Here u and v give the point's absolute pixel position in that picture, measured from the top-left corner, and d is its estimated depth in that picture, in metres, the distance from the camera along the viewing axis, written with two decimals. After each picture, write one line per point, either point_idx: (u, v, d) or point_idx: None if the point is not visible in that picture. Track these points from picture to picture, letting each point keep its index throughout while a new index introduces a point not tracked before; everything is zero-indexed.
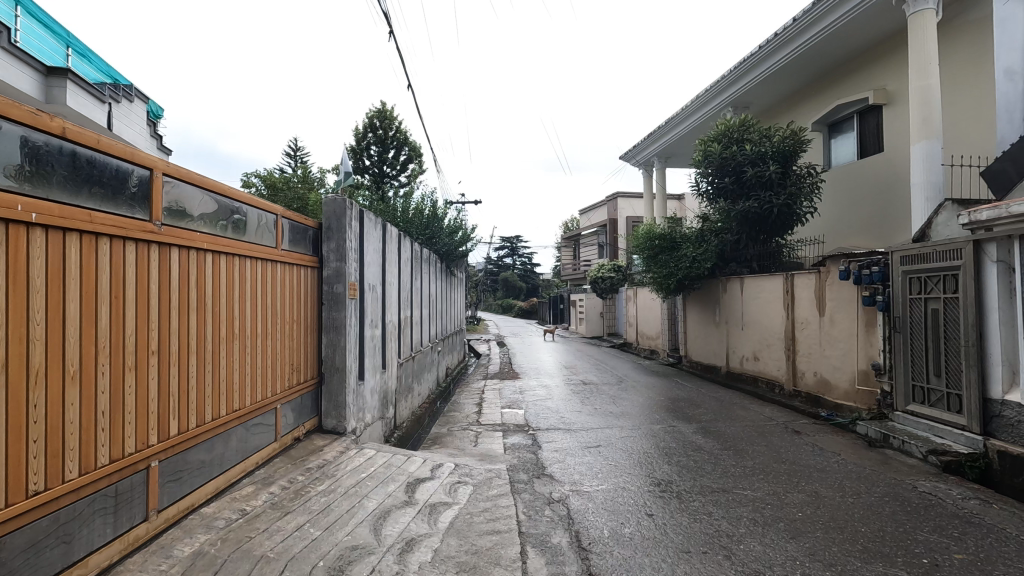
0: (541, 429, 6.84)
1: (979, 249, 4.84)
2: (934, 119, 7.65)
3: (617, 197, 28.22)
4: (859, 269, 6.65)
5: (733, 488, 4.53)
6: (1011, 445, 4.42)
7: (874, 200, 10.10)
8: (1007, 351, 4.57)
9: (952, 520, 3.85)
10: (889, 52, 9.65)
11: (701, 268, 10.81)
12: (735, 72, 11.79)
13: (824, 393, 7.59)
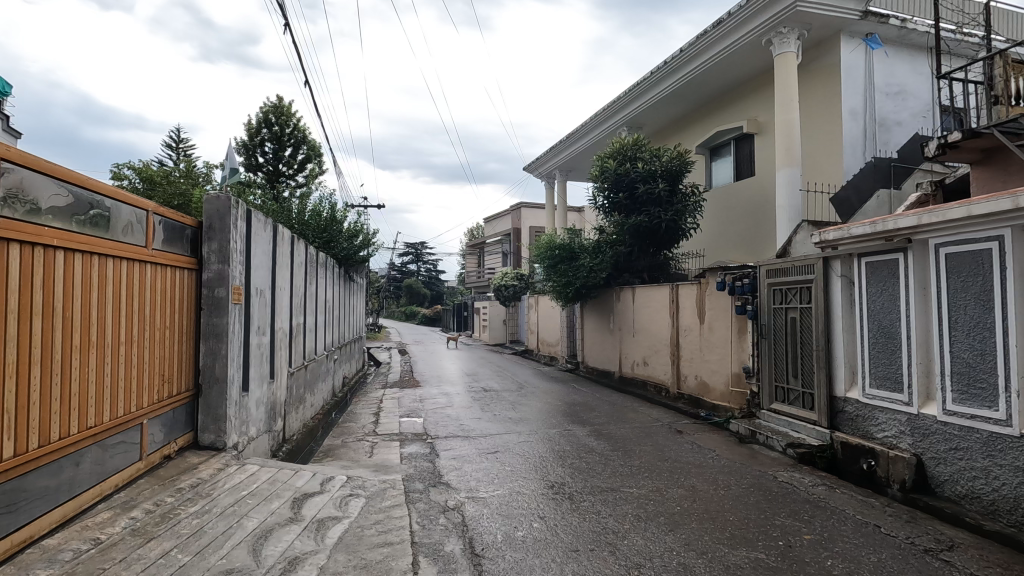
0: (440, 437, 6.79)
1: (828, 265, 5.50)
2: (795, 149, 8.63)
3: (522, 207, 28.83)
4: (733, 281, 7.31)
5: (621, 487, 4.77)
6: (853, 437, 5.06)
7: (746, 219, 11.18)
8: (847, 354, 5.24)
9: (804, 505, 4.33)
10: (759, 87, 10.76)
11: (598, 277, 11.32)
12: (629, 95, 12.56)
13: (703, 395, 8.24)
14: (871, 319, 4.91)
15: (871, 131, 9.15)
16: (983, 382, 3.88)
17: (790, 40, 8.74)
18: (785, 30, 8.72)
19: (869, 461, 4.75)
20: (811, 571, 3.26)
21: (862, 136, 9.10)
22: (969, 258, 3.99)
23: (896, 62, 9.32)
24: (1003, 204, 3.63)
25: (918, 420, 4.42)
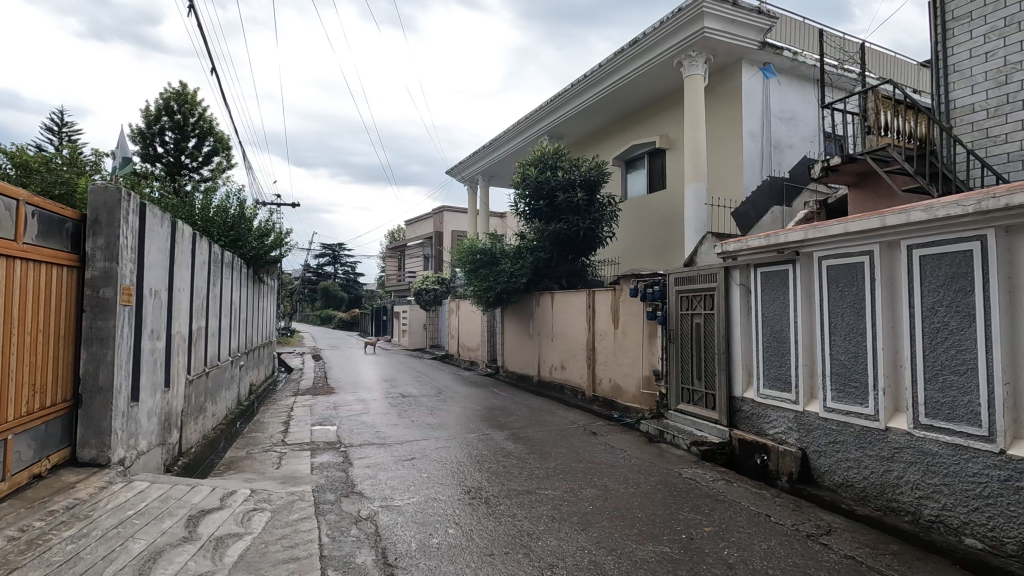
0: (354, 445, 6.56)
1: (728, 274, 5.92)
2: (701, 166, 9.22)
3: (444, 210, 28.63)
4: (645, 288, 7.67)
5: (537, 489, 4.84)
6: (749, 434, 5.46)
7: (658, 229, 11.77)
8: (744, 357, 5.66)
9: (705, 499, 4.62)
10: (671, 105, 11.39)
11: (518, 282, 11.46)
12: (551, 105, 12.86)
13: (616, 397, 8.57)
14: (765, 324, 5.33)
15: (767, 152, 9.96)
16: (856, 381, 4.32)
17: (698, 63, 9.33)
18: (694, 53, 9.30)
19: (763, 456, 5.14)
20: (711, 561, 3.48)
21: (760, 156, 9.88)
22: (845, 269, 4.44)
23: (788, 91, 10.23)
24: (873, 222, 4.07)
25: (804, 417, 4.84)
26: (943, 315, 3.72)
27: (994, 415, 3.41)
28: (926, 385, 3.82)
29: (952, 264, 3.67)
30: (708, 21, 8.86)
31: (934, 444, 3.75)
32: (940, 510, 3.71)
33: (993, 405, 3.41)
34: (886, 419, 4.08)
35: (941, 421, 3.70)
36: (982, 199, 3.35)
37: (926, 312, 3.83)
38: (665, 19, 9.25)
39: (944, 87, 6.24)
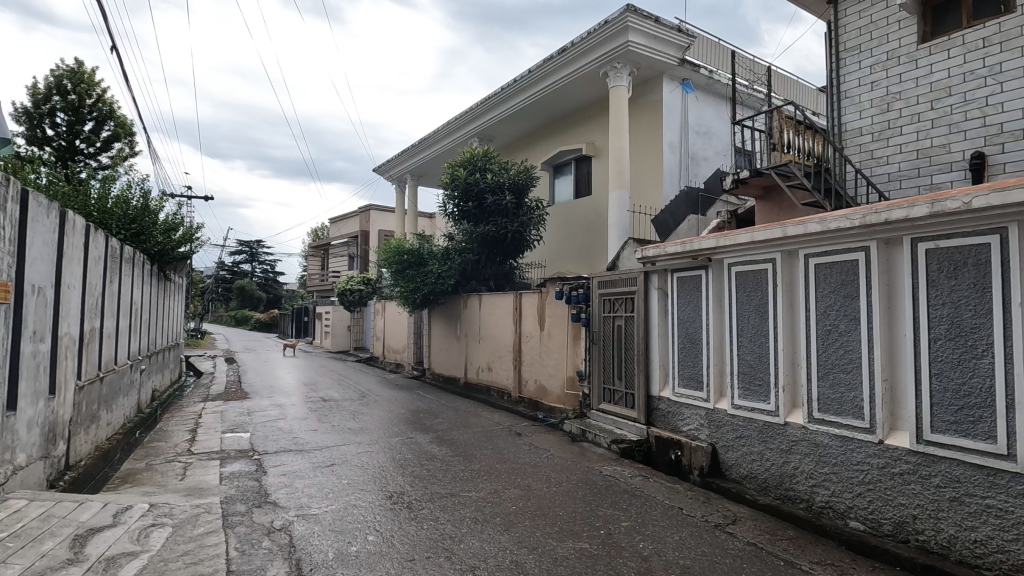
0: (269, 452, 6.24)
1: (647, 279, 6.17)
2: (624, 174, 9.57)
3: (371, 209, 27.88)
4: (570, 291, 7.85)
5: (460, 492, 4.81)
6: (665, 431, 5.72)
7: (583, 233, 12.10)
8: (661, 358, 5.93)
9: (623, 495, 4.79)
10: (597, 114, 11.76)
11: (446, 284, 11.37)
12: (480, 107, 12.90)
13: (541, 397, 8.71)
14: (680, 327, 5.61)
15: (685, 164, 10.50)
16: (761, 379, 4.64)
17: (623, 75, 9.70)
18: (619, 66, 9.66)
19: (677, 452, 5.41)
20: (627, 555, 3.61)
21: (678, 168, 10.41)
22: (751, 275, 4.76)
23: (704, 107, 10.84)
24: (776, 232, 4.39)
25: (714, 414, 5.13)
26: (834, 318, 4.07)
27: (875, 409, 3.77)
28: (818, 383, 4.17)
29: (841, 273, 4.03)
30: (632, 36, 9.23)
31: (825, 436, 4.09)
32: (830, 496, 4.05)
33: (874, 400, 3.78)
34: (785, 414, 4.42)
35: (831, 415, 4.05)
36: (866, 214, 3.71)
37: (819, 316, 4.18)
38: (591, 31, 9.53)
39: (837, 110, 6.85)
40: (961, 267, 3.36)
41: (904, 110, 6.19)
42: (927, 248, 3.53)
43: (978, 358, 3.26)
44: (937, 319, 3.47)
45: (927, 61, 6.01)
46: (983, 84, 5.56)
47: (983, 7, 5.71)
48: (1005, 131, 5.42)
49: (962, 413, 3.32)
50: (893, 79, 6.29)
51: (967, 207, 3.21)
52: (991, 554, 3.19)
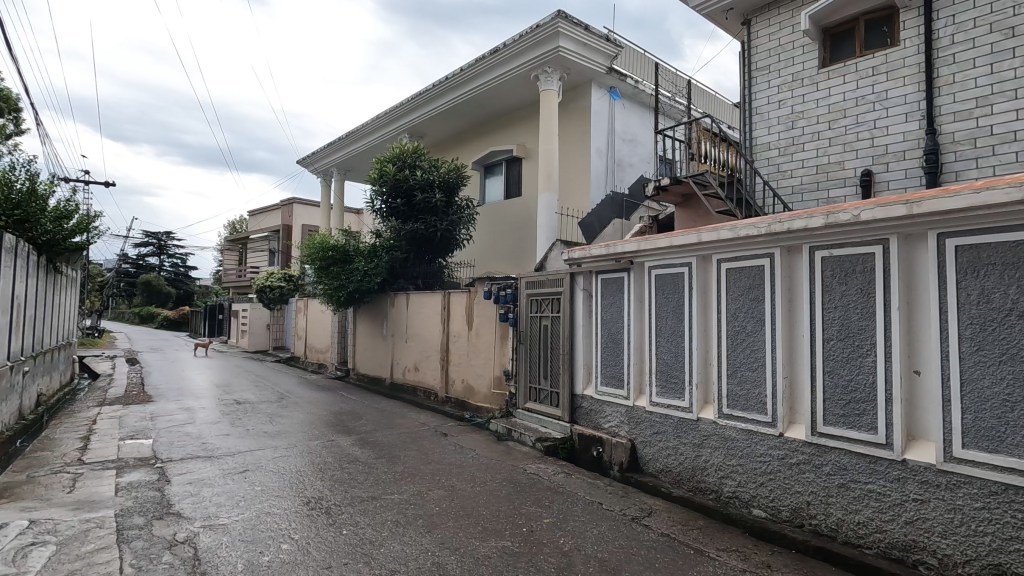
0: (173, 459, 5.82)
1: (573, 280, 6.31)
2: (553, 176, 9.74)
3: (293, 202, 26.69)
4: (498, 291, 7.90)
5: (382, 495, 4.70)
6: (588, 429, 5.87)
7: (512, 234, 12.21)
8: (585, 357, 6.07)
9: (546, 492, 4.87)
10: (528, 116, 11.89)
11: (372, 282, 11.06)
12: (411, 103, 12.68)
13: (468, 397, 8.69)
14: (604, 327, 5.77)
15: (611, 169, 10.86)
16: (676, 377, 4.87)
17: (553, 79, 9.86)
18: (550, 70, 9.81)
19: (599, 448, 5.57)
20: (548, 551, 3.67)
21: (604, 172, 10.74)
22: (669, 278, 4.99)
23: (629, 115, 11.25)
24: (692, 238, 4.63)
25: (633, 411, 5.33)
26: (742, 320, 4.34)
27: (777, 404, 4.06)
28: (728, 381, 4.43)
29: (749, 277, 4.30)
30: (563, 41, 9.39)
31: (732, 430, 4.36)
32: (736, 486, 4.32)
33: (776, 397, 4.06)
34: (698, 411, 4.66)
35: (739, 410, 4.32)
36: (772, 223, 3.99)
37: (729, 317, 4.45)
38: (523, 33, 9.61)
39: (748, 125, 7.33)
40: (851, 274, 3.68)
41: (807, 127, 6.70)
42: (823, 256, 3.84)
43: (863, 357, 3.59)
44: (830, 321, 3.78)
45: (826, 85, 6.55)
46: (873, 109, 6.15)
47: (873, 38, 6.31)
48: (889, 152, 6.02)
49: (850, 406, 3.64)
50: (797, 99, 6.80)
51: (857, 219, 3.54)
52: (872, 534, 3.52)
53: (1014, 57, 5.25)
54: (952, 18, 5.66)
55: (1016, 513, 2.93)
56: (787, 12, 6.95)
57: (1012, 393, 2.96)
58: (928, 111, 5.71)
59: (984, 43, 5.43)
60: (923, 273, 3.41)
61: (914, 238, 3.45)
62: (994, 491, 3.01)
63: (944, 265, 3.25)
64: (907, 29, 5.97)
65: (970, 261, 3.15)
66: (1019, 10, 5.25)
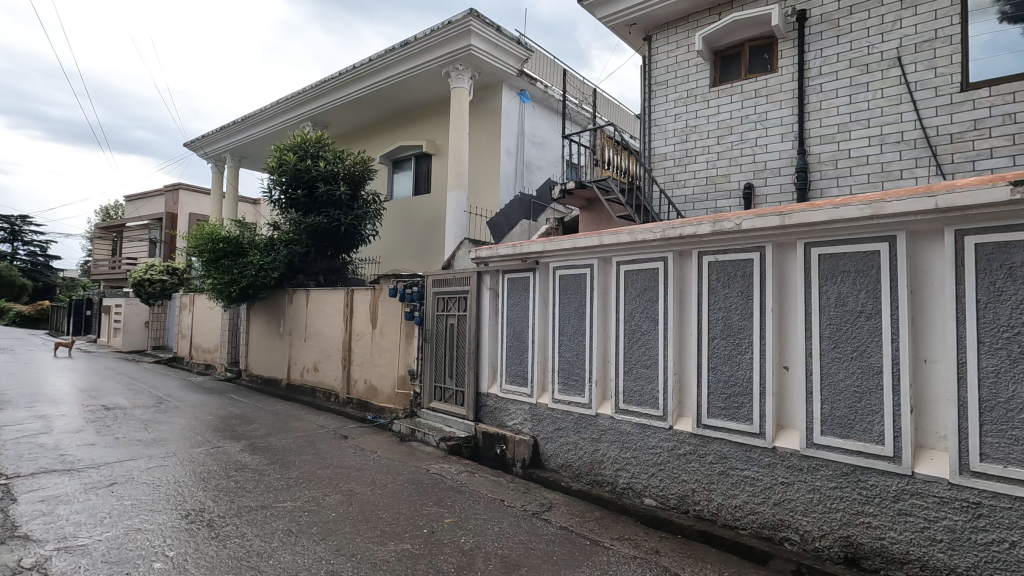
0: (22, 474, 5.09)
1: (480, 279, 6.32)
2: (463, 174, 9.71)
3: (179, 188, 24.41)
4: (404, 288, 7.73)
5: (273, 503, 4.42)
6: (491, 427, 5.91)
7: (421, 231, 12.02)
8: (490, 356, 6.10)
9: (448, 491, 4.85)
10: (438, 113, 11.76)
11: (268, 277, 10.39)
12: (315, 91, 12.06)
13: (370, 398, 8.43)
14: (509, 325, 5.84)
15: (520, 171, 11.03)
16: (577, 375, 5.03)
17: (464, 77, 9.82)
18: (461, 68, 9.75)
19: (502, 446, 5.63)
20: (448, 551, 3.64)
21: (513, 173, 10.89)
22: (573, 279, 5.14)
23: (538, 118, 11.49)
24: (593, 240, 4.81)
25: (536, 408, 5.44)
26: (637, 320, 4.58)
27: (667, 399, 4.32)
28: (624, 377, 4.65)
29: (645, 279, 4.54)
30: (475, 40, 9.38)
31: (627, 424, 4.58)
32: (630, 478, 4.54)
33: (667, 392, 4.32)
34: (596, 406, 4.84)
35: (633, 405, 4.54)
36: (666, 228, 4.24)
37: (626, 317, 4.67)
38: (435, 29, 9.48)
39: (647, 135, 7.74)
40: (734, 277, 3.99)
41: (698, 141, 7.21)
42: (709, 260, 4.14)
43: (742, 354, 3.92)
44: (715, 321, 4.09)
45: (716, 103, 7.09)
46: (754, 127, 6.74)
47: (756, 63, 6.91)
48: (767, 168, 6.62)
49: (731, 399, 3.95)
50: (691, 114, 7.30)
51: (738, 228, 3.85)
52: (746, 516, 3.85)
53: (868, 91, 5.99)
54: (821, 51, 6.33)
55: (862, 490, 3.33)
56: (683, 32, 7.42)
57: (861, 384, 3.36)
58: (799, 133, 6.36)
59: (845, 77, 6.14)
60: (793, 278, 3.78)
61: (784, 247, 3.81)
62: (845, 472, 3.40)
63: (809, 271, 3.62)
64: (784, 58, 6.60)
65: (829, 268, 3.53)
66: (873, 49, 5.99)
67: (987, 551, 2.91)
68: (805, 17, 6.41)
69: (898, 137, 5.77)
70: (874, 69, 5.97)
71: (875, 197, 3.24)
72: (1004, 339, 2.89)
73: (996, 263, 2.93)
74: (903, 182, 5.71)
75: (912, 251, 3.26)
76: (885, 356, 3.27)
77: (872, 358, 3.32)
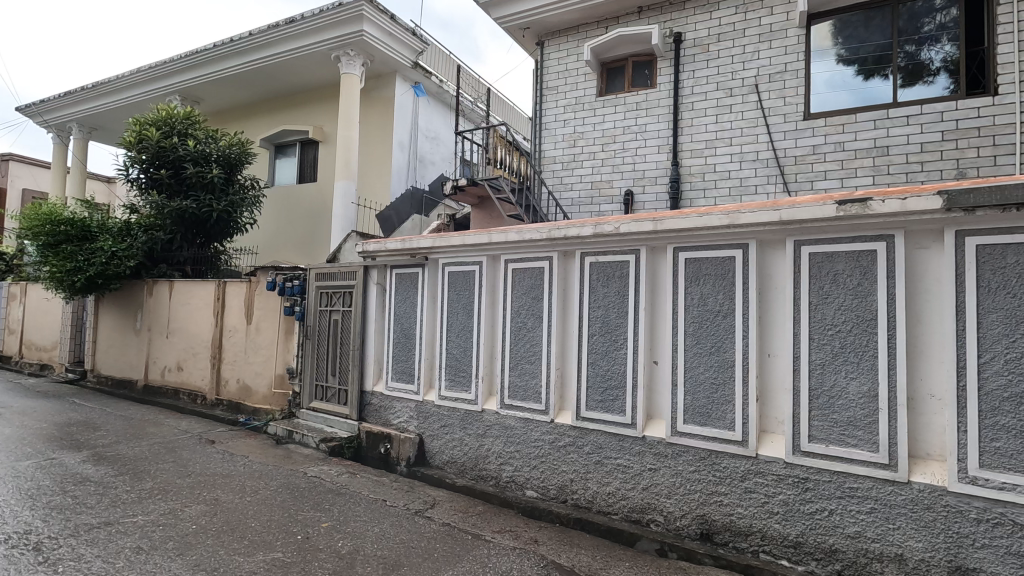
0: None
1: (367, 273, 6.11)
2: (351, 164, 9.32)
3: (9, 159, 20.86)
4: (283, 282, 7.26)
5: (121, 518, 3.95)
6: (376, 426, 5.76)
7: (305, 222, 11.37)
8: (376, 353, 5.93)
9: (327, 495, 4.63)
10: (327, 98, 11.19)
11: (122, 266, 9.24)
12: (184, 62, 10.90)
13: (243, 399, 7.83)
14: (397, 322, 5.70)
15: (412, 164, 10.86)
16: (464, 371, 5.05)
17: (356, 63, 9.42)
18: (352, 53, 9.33)
19: (386, 445, 5.51)
20: (324, 556, 3.49)
21: (406, 167, 10.69)
22: (462, 276, 5.15)
23: (432, 113, 11.36)
24: (482, 238, 4.84)
25: (422, 406, 5.37)
26: (523, 317, 4.69)
27: (550, 393, 4.48)
28: (509, 373, 4.74)
29: (532, 277, 4.67)
30: (367, 26, 9.03)
31: (511, 419, 4.69)
32: (513, 472, 4.65)
33: (549, 386, 4.48)
34: (482, 402, 4.89)
35: (518, 401, 4.65)
36: (551, 229, 4.39)
37: (513, 314, 4.77)
38: (324, 9, 8.99)
39: (538, 137, 7.95)
40: (612, 278, 4.23)
41: (585, 147, 7.55)
42: (591, 261, 4.35)
43: (618, 350, 4.17)
44: (594, 319, 4.31)
45: (602, 112, 7.47)
46: (635, 138, 7.20)
47: (638, 77, 7.38)
48: (645, 177, 7.10)
49: (607, 392, 4.19)
50: (579, 121, 7.63)
51: (617, 231, 4.08)
52: (617, 501, 4.10)
53: (732, 113, 6.64)
54: (693, 73, 6.90)
55: (716, 472, 3.69)
56: (574, 41, 7.72)
57: (717, 376, 3.72)
58: (673, 147, 6.89)
59: (714, 98, 6.76)
60: (663, 279, 4.08)
61: (656, 251, 4.11)
62: (703, 456, 3.75)
63: (676, 274, 3.94)
64: (662, 75, 7.11)
65: (694, 271, 3.87)
66: (736, 75, 6.64)
67: (813, 519, 3.35)
68: (681, 40, 6.96)
69: (754, 155, 6.46)
70: (737, 93, 6.63)
71: (731, 209, 3.59)
72: (828, 335, 3.35)
73: (825, 270, 3.38)
74: (757, 197, 6.43)
75: (761, 258, 3.66)
76: (737, 351, 3.65)
77: (727, 353, 3.69)
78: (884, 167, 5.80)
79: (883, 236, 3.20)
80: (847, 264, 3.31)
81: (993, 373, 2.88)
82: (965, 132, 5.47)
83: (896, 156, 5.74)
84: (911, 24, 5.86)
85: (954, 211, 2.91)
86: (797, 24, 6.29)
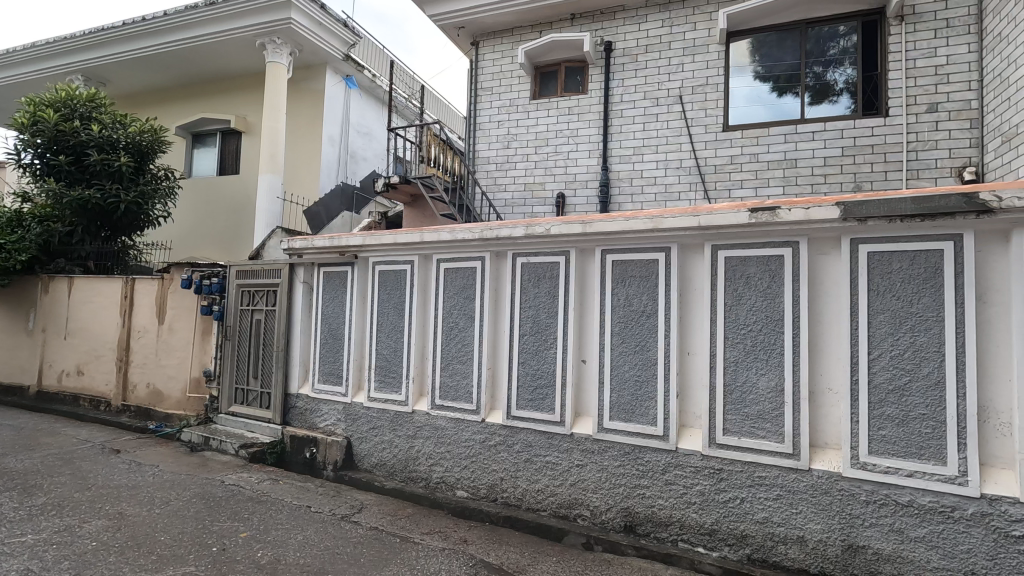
0: None
1: (292, 271, 5.87)
2: (278, 157, 8.93)
3: None
4: (200, 279, 6.83)
5: (6, 539, 3.58)
6: (300, 429, 5.55)
7: (225, 216, 10.77)
8: (302, 354, 5.71)
9: (246, 503, 4.41)
10: (251, 87, 10.65)
11: (11, 260, 8.35)
12: (87, 39, 10.01)
13: (155, 404, 7.31)
14: (324, 321, 5.52)
15: (343, 160, 10.54)
16: (394, 372, 4.97)
17: (283, 51, 9.03)
18: (278, 41, 8.93)
19: (312, 449, 5.33)
20: (241, 568, 3.33)
21: (336, 162, 10.37)
22: (393, 275, 5.06)
23: (364, 107, 11.09)
24: (414, 237, 4.78)
25: (350, 408, 5.23)
26: (455, 317, 4.68)
27: (480, 393, 4.49)
28: (440, 373, 4.71)
29: (463, 277, 4.66)
30: (294, 14, 8.68)
31: (442, 419, 4.66)
32: (443, 472, 4.62)
33: (481, 386, 4.49)
34: (412, 403, 4.83)
35: (449, 401, 4.63)
36: (484, 229, 4.41)
37: (444, 314, 4.75)
38: None
39: (472, 137, 7.95)
40: (542, 278, 4.31)
41: (519, 149, 7.63)
42: (522, 262, 4.40)
43: (547, 350, 4.25)
44: (524, 319, 4.36)
45: (535, 114, 7.58)
46: (567, 142, 7.36)
47: (570, 82, 7.55)
48: (577, 180, 7.27)
49: (536, 391, 4.26)
50: (513, 122, 7.70)
51: (547, 232, 4.16)
52: (546, 498, 4.18)
53: (658, 121, 6.93)
54: (623, 81, 7.14)
55: (638, 466, 3.85)
56: (508, 43, 7.78)
57: (641, 374, 3.87)
58: (604, 152, 7.10)
59: (641, 106, 7.02)
60: (591, 280, 4.20)
61: (585, 253, 4.22)
62: (627, 451, 3.90)
63: (604, 275, 4.06)
64: (593, 82, 7.31)
65: (620, 273, 4.01)
66: (662, 85, 6.93)
67: (726, 508, 3.56)
68: (611, 48, 7.18)
69: (678, 163, 6.77)
70: (663, 102, 6.93)
71: (655, 214, 3.75)
72: (741, 334, 3.57)
73: (739, 273, 3.60)
74: (680, 202, 6.74)
75: (682, 261, 3.85)
76: (660, 350, 3.82)
77: (651, 352, 3.85)
78: (793, 178, 6.24)
79: (790, 242, 3.45)
80: (758, 267, 3.54)
81: (881, 367, 3.18)
82: (862, 149, 5.99)
83: (803, 168, 6.20)
84: (818, 47, 6.36)
85: (850, 220, 3.19)
86: (717, 40, 6.65)
